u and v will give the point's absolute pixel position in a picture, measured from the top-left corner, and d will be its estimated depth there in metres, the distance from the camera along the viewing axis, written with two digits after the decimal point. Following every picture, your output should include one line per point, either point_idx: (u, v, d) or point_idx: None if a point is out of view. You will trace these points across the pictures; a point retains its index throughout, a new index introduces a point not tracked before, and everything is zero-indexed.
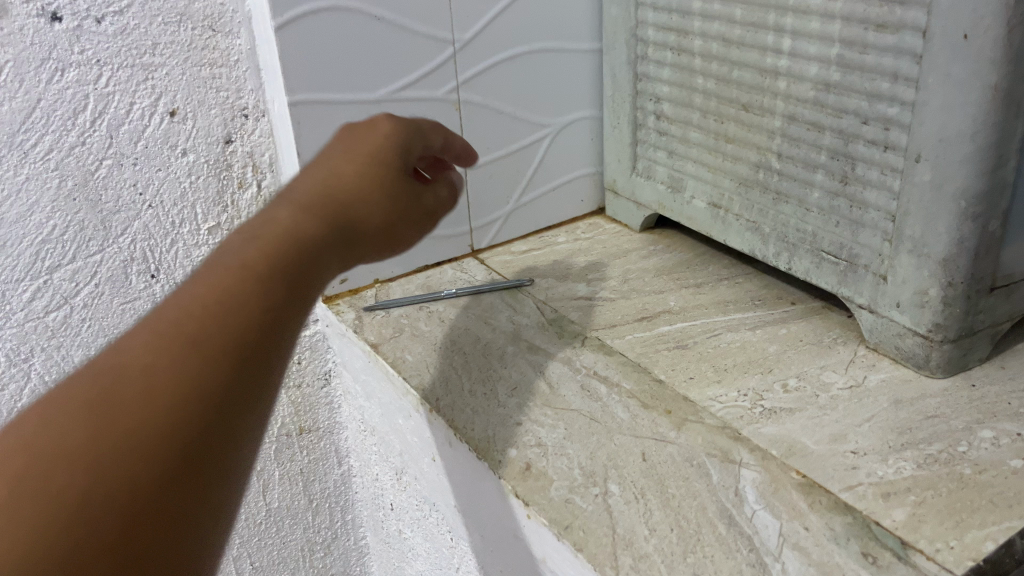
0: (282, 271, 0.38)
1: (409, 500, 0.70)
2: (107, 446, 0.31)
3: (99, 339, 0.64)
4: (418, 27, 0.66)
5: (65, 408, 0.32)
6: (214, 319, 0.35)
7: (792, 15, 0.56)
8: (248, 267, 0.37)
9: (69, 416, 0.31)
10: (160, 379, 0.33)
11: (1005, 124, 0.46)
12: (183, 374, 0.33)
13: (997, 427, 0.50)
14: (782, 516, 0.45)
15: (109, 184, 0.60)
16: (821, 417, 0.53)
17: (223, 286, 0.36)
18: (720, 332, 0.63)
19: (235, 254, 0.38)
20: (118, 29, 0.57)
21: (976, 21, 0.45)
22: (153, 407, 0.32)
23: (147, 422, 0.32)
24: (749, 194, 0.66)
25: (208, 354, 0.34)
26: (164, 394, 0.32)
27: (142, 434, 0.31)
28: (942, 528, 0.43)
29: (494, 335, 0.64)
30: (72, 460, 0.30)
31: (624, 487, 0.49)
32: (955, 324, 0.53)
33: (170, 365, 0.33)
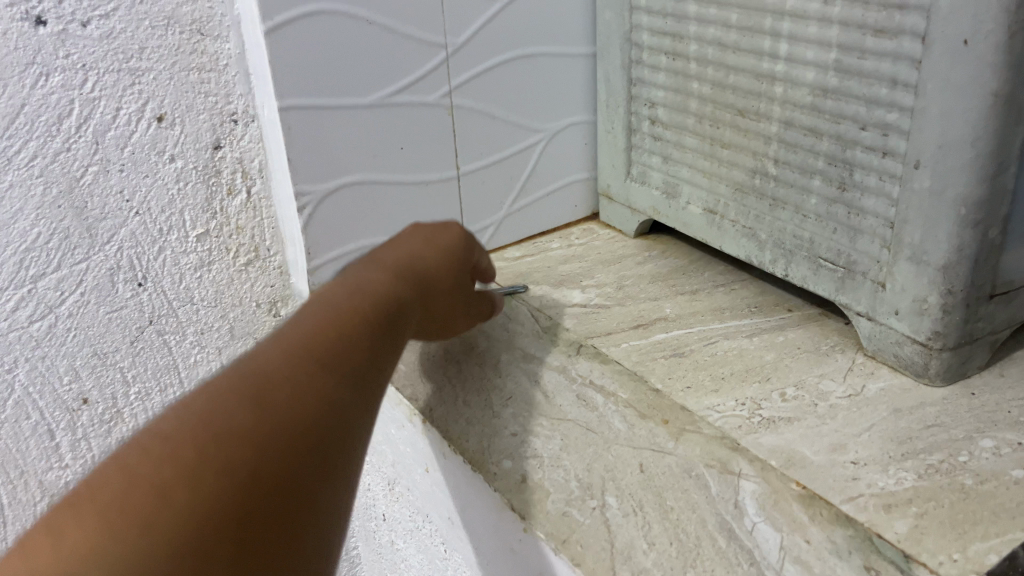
0: (376, 326, 0.46)
1: (402, 511, 0.69)
2: (215, 462, 0.36)
3: (85, 348, 0.63)
4: (411, 31, 0.65)
5: (231, 396, 0.38)
6: (307, 374, 0.41)
7: (788, 20, 0.56)
8: (359, 314, 0.45)
9: (235, 401, 0.38)
10: (304, 390, 0.40)
11: (1005, 131, 0.46)
12: (280, 416, 0.39)
13: (998, 436, 0.50)
14: (783, 528, 0.45)
15: (95, 191, 0.59)
16: (820, 426, 0.52)
17: (339, 328, 0.44)
18: (716, 340, 0.62)
19: (346, 302, 0.45)
20: (104, 33, 0.56)
21: (976, 27, 0.44)
22: (301, 410, 0.40)
23: (291, 422, 0.39)
24: (745, 200, 0.65)
25: (299, 402, 0.40)
26: (269, 427, 0.38)
27: (251, 453, 0.37)
28: (945, 540, 0.42)
29: (488, 343, 0.64)
30: (243, 437, 0.37)
31: (622, 500, 0.48)
32: (954, 332, 0.52)
33: (307, 380, 0.41)
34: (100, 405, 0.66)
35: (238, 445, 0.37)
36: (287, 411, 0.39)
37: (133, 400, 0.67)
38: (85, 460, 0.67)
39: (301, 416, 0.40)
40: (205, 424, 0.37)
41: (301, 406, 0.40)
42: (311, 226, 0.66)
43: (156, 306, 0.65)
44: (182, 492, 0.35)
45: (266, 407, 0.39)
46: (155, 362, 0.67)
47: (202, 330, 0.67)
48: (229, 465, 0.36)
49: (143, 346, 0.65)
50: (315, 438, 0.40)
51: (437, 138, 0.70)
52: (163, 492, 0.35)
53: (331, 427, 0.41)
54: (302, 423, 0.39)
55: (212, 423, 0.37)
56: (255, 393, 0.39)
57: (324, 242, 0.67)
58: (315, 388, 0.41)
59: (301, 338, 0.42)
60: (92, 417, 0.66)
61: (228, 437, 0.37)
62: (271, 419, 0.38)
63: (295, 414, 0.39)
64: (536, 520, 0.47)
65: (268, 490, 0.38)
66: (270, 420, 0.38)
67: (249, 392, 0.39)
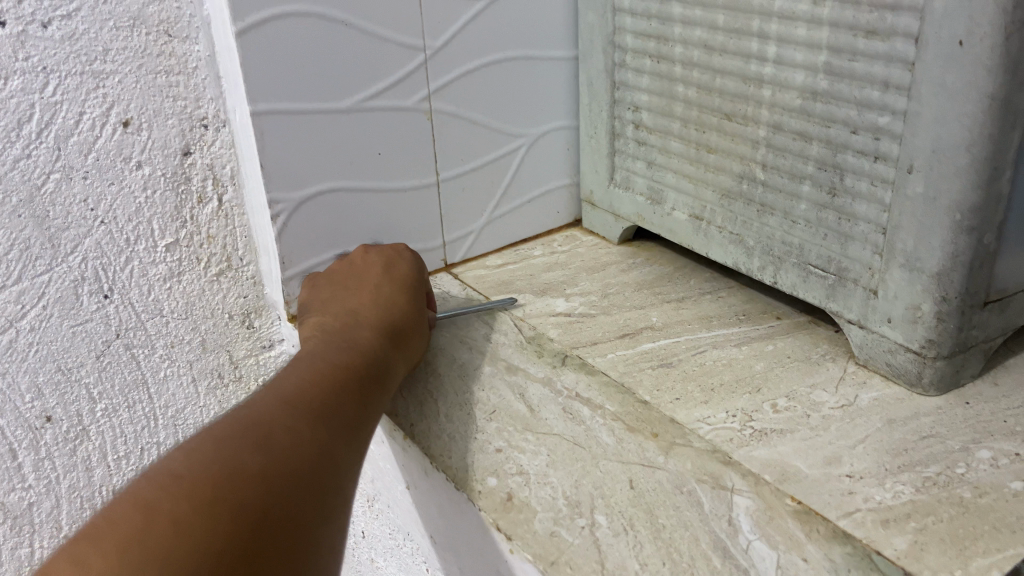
0: (356, 367, 0.49)
1: (382, 528, 0.67)
2: (232, 495, 0.37)
3: (48, 364, 0.60)
4: (388, 32, 0.63)
5: (226, 437, 0.40)
6: (304, 418, 0.43)
7: (777, 21, 0.54)
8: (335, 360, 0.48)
9: (231, 440, 0.39)
10: (295, 423, 0.42)
11: (1001, 135, 0.45)
12: (288, 452, 0.40)
13: (995, 447, 0.49)
14: (780, 547, 0.43)
15: (57, 200, 0.57)
16: (814, 439, 0.51)
17: (320, 373, 0.47)
18: (704, 349, 0.61)
19: (321, 356, 0.49)
20: (66, 34, 0.54)
21: (971, 28, 0.43)
22: (296, 440, 0.41)
23: (290, 449, 0.40)
24: (732, 206, 0.64)
25: (303, 442, 0.41)
26: (278, 460, 0.39)
27: (258, 486, 0.38)
28: (945, 558, 0.41)
29: (470, 354, 0.62)
30: (246, 469, 0.38)
31: (612, 518, 0.46)
32: (948, 341, 0.51)
33: (298, 417, 0.43)
34: (65, 423, 0.63)
35: (253, 478, 0.38)
36: (292, 449, 0.40)
37: (99, 417, 0.64)
38: (48, 479, 0.64)
39: (307, 451, 0.41)
40: (216, 461, 0.38)
41: (304, 444, 0.41)
42: (286, 234, 0.64)
43: (123, 319, 0.62)
44: (201, 522, 0.35)
45: (273, 446, 0.40)
46: (123, 378, 0.64)
47: (172, 343, 0.65)
48: (247, 496, 0.37)
49: (110, 361, 0.63)
50: (321, 477, 0.41)
51: (415, 144, 0.68)
52: (183, 525, 0.35)
53: (334, 468, 0.42)
54: (303, 457, 0.41)
55: (223, 461, 0.38)
56: (261, 434, 0.40)
57: (298, 251, 0.65)
58: (315, 430, 0.42)
59: (293, 389, 0.45)
60: (56, 436, 0.63)
61: (241, 471, 0.38)
62: (273, 450, 0.40)
63: (300, 451, 0.41)
64: (523, 540, 0.46)
65: (287, 520, 0.38)
66: (279, 456, 0.40)
67: (254, 432, 0.40)
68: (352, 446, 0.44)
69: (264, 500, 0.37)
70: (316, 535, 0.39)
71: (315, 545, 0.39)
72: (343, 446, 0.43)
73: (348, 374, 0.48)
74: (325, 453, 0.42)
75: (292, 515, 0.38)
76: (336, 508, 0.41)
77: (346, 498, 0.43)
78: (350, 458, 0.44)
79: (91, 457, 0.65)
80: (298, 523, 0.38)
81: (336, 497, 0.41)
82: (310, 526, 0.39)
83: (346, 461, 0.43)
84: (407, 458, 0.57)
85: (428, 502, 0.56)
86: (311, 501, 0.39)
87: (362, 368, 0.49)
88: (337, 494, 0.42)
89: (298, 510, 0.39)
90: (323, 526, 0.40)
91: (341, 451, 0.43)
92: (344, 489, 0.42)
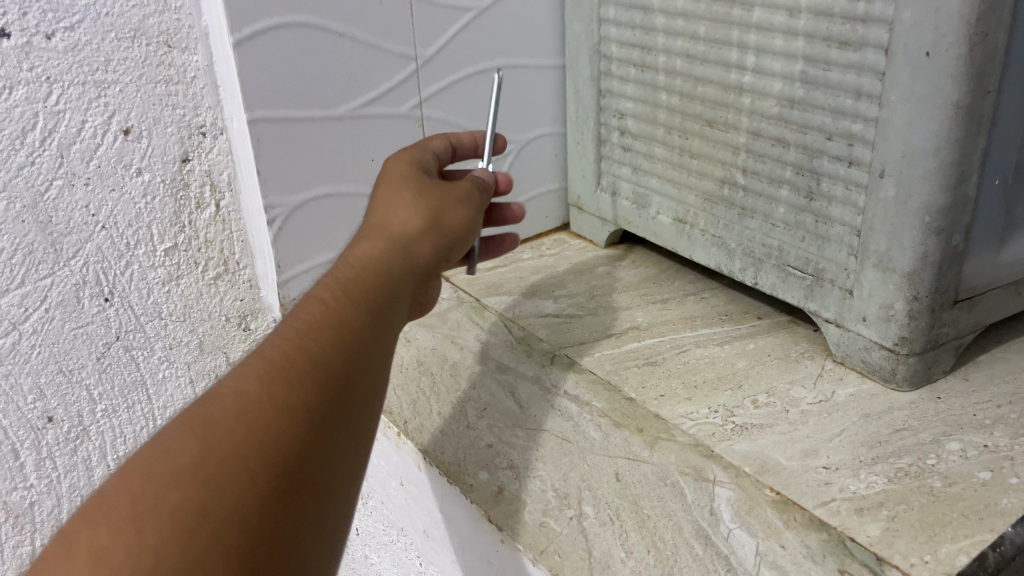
0: (348, 316, 0.38)
1: (375, 525, 0.68)
2: (158, 507, 0.31)
3: (50, 366, 0.62)
4: (381, 42, 0.65)
5: (176, 433, 0.34)
6: (269, 374, 0.35)
7: (755, 32, 0.57)
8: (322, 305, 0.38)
9: (178, 438, 0.33)
10: (264, 395, 0.34)
11: (967, 140, 0.47)
12: (239, 429, 0.33)
13: (965, 439, 0.51)
14: (759, 534, 0.45)
15: (59, 206, 0.58)
16: (792, 433, 0.53)
17: (301, 330, 0.37)
18: (688, 348, 0.63)
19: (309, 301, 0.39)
20: (69, 45, 0.56)
21: (938, 39, 0.45)
22: (260, 419, 0.34)
23: (250, 437, 0.33)
24: (714, 209, 0.66)
25: (263, 406, 0.34)
26: (229, 456, 0.33)
27: (196, 498, 0.32)
28: (916, 543, 0.43)
29: (462, 354, 0.64)
30: (185, 477, 0.32)
31: (599, 509, 0.48)
32: (920, 337, 0.53)
33: (269, 385, 0.35)
34: (66, 423, 0.64)
35: (184, 481, 0.32)
36: (246, 422, 0.34)
37: (100, 417, 0.65)
38: (50, 479, 0.65)
39: (270, 424, 0.34)
40: (140, 467, 0.32)
41: (272, 419, 0.34)
42: (281, 238, 0.66)
43: (123, 322, 0.63)
44: (123, 551, 0.30)
45: (217, 428, 0.33)
46: (122, 379, 0.65)
47: (171, 345, 0.66)
48: (175, 505, 0.31)
49: (110, 363, 0.64)
50: (292, 447, 0.34)
51: None
52: (103, 558, 0.30)
53: (314, 427, 0.35)
54: (268, 441, 0.33)
55: (151, 464, 0.32)
56: (204, 416, 0.34)
57: (293, 254, 0.67)
58: (285, 386, 0.35)
59: (279, 344, 0.37)
60: (57, 436, 0.64)
61: (179, 480, 0.32)
62: (225, 443, 0.33)
63: (259, 422, 0.34)
64: (513, 530, 0.47)
65: (239, 520, 0.32)
66: (224, 439, 0.33)
67: (210, 420, 0.34)
68: (349, 390, 0.37)
69: (200, 504, 0.31)
70: (290, 523, 0.33)
71: (293, 534, 0.33)
72: (331, 394, 0.36)
73: (340, 287, 0.39)
74: (303, 423, 0.34)
75: (246, 510, 0.32)
76: (320, 480, 0.35)
77: (344, 458, 0.36)
78: (344, 407, 0.36)
79: (92, 457, 0.66)
80: (258, 517, 0.32)
81: (322, 466, 0.35)
82: (279, 516, 0.33)
83: (337, 412, 0.36)
84: (401, 455, 0.59)
85: (420, 498, 0.58)
86: (277, 486, 0.33)
87: (354, 316, 0.38)
88: (321, 460, 0.35)
89: (257, 502, 0.32)
90: (301, 506, 0.34)
91: (327, 403, 0.36)
92: (337, 448, 0.36)
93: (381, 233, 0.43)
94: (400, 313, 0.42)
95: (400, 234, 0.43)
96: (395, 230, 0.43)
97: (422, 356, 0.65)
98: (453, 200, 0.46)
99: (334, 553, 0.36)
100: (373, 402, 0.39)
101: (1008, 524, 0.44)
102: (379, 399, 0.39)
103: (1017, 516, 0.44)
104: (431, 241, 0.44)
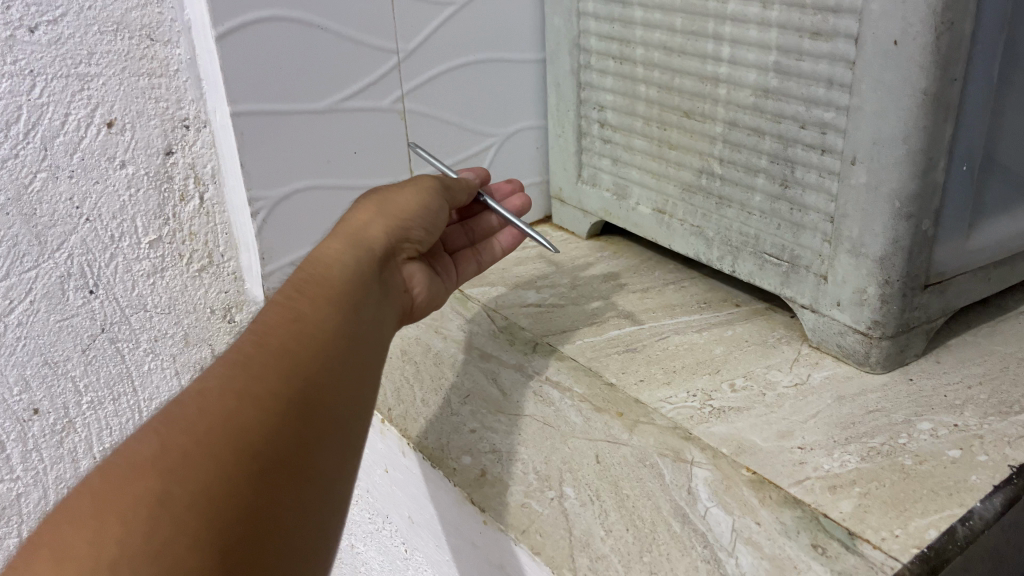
0: (305, 312, 0.40)
1: (360, 514, 0.69)
2: (122, 501, 0.32)
3: (35, 358, 0.62)
4: (363, 36, 0.66)
5: (141, 436, 0.35)
6: (230, 370, 0.37)
7: (730, 24, 0.58)
8: (281, 309, 0.40)
9: (143, 438, 0.35)
10: (223, 390, 0.36)
11: (934, 127, 0.48)
12: (200, 422, 0.35)
13: (935, 419, 0.52)
14: (734, 512, 0.46)
15: (43, 199, 0.59)
16: (768, 415, 0.54)
17: (259, 335, 0.39)
18: (667, 335, 0.64)
19: (269, 310, 0.41)
20: (52, 38, 0.56)
21: (905, 29, 0.46)
22: (220, 410, 0.35)
23: (210, 426, 0.34)
24: (693, 199, 0.67)
25: (225, 397, 0.36)
26: (190, 446, 0.34)
27: (159, 486, 0.32)
28: (886, 518, 0.44)
29: (445, 344, 0.65)
30: (148, 468, 0.33)
31: (579, 490, 0.49)
32: (892, 321, 0.54)
33: (227, 381, 0.36)
34: (52, 415, 0.64)
35: (146, 474, 0.33)
36: (207, 413, 0.35)
37: (85, 409, 0.66)
38: (36, 471, 0.66)
39: (230, 413, 0.35)
40: (105, 471, 0.34)
41: (233, 408, 0.35)
42: (266, 230, 0.67)
43: (108, 314, 0.64)
44: (89, 542, 0.31)
45: (180, 423, 0.35)
46: (108, 371, 0.66)
47: (156, 337, 0.67)
48: (139, 496, 0.32)
49: (96, 355, 0.65)
50: (259, 430, 0.35)
51: (389, 143, 0.71)
52: (70, 551, 0.31)
53: (282, 411, 0.36)
54: (230, 429, 0.34)
55: (114, 466, 0.34)
56: (168, 418, 0.35)
57: (276, 246, 0.68)
58: (246, 378, 0.36)
59: (239, 349, 0.38)
60: (43, 428, 0.64)
61: (142, 472, 0.33)
62: (186, 435, 0.34)
63: (220, 412, 0.35)
64: (495, 512, 0.48)
65: (206, 502, 0.32)
66: (187, 432, 0.34)
67: (172, 421, 0.35)
68: (317, 374, 0.38)
69: (163, 492, 0.32)
70: (267, 507, 0.34)
71: (271, 516, 0.34)
72: (294, 379, 0.37)
73: (297, 283, 0.42)
74: (265, 409, 0.36)
75: (212, 492, 0.33)
76: (297, 464, 0.36)
77: (324, 444, 0.37)
78: (315, 391, 0.38)
79: (78, 449, 0.67)
80: (228, 500, 0.33)
81: (296, 449, 0.36)
82: (251, 498, 0.34)
83: (305, 397, 0.37)
84: (385, 442, 0.59)
85: (404, 484, 0.59)
86: (247, 467, 0.34)
87: (309, 312, 0.40)
88: (295, 443, 0.36)
89: (225, 484, 0.33)
90: (277, 489, 0.35)
91: (293, 387, 0.37)
92: (312, 432, 0.37)
93: (332, 234, 0.46)
94: (365, 299, 0.43)
95: (351, 229, 0.46)
96: (346, 227, 0.47)
97: (405, 346, 0.66)
98: (398, 193, 0.50)
99: (325, 540, 0.36)
100: (352, 388, 0.40)
101: (976, 499, 0.45)
102: (358, 384, 0.40)
103: (984, 492, 0.46)
104: (381, 226, 0.47)
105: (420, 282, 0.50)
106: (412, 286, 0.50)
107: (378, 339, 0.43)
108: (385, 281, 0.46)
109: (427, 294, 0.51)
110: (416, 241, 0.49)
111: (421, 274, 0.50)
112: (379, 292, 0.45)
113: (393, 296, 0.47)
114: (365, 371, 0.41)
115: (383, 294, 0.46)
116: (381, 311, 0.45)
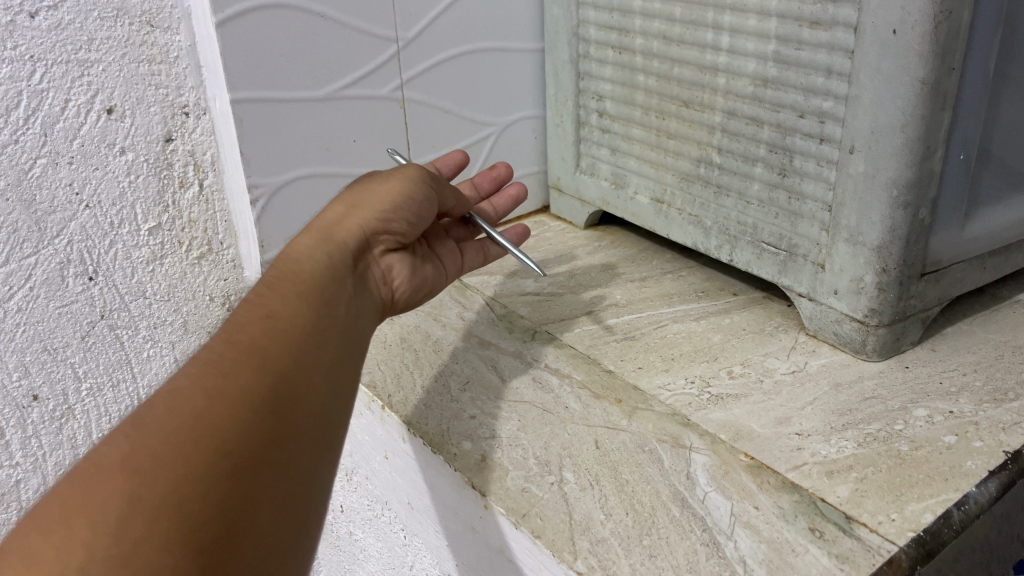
0: (277, 310, 0.40)
1: (359, 501, 0.69)
2: (91, 505, 0.32)
3: (35, 345, 0.62)
4: (362, 24, 0.66)
5: (112, 438, 0.35)
6: (200, 371, 0.37)
7: (729, 13, 0.58)
8: (253, 308, 0.40)
9: (114, 440, 0.35)
10: (192, 390, 0.36)
11: (932, 116, 0.48)
12: (170, 422, 0.35)
13: (932, 406, 0.53)
14: (732, 497, 0.47)
15: (42, 184, 0.59)
16: (766, 401, 0.54)
17: (230, 335, 0.39)
18: (665, 323, 0.65)
19: (240, 310, 0.41)
20: (52, 23, 0.56)
21: (904, 18, 0.47)
22: (189, 409, 0.35)
23: (180, 426, 0.35)
24: (691, 188, 0.67)
25: (195, 396, 0.36)
26: (160, 448, 0.34)
27: (129, 490, 0.33)
28: (883, 502, 0.45)
29: (445, 332, 0.65)
30: (117, 470, 0.33)
31: (579, 475, 0.49)
32: (889, 310, 0.55)
33: (195, 381, 0.37)
34: (51, 401, 0.65)
35: (115, 476, 0.33)
36: (178, 412, 0.35)
37: (85, 395, 0.66)
38: (36, 457, 0.66)
39: (200, 413, 0.35)
40: (74, 475, 0.34)
41: (201, 408, 0.35)
42: (264, 218, 0.67)
43: (107, 301, 0.64)
44: (59, 547, 0.31)
45: (149, 425, 0.35)
46: (107, 357, 0.66)
47: (156, 324, 0.67)
48: (107, 500, 0.32)
49: (96, 341, 0.65)
50: (231, 428, 0.35)
51: (388, 130, 0.71)
52: (40, 554, 0.31)
53: (255, 408, 0.36)
54: (201, 428, 0.35)
55: (83, 470, 0.34)
56: (138, 419, 0.36)
57: (274, 234, 0.68)
58: (217, 376, 0.37)
59: (210, 350, 0.39)
60: (43, 414, 0.65)
61: (111, 476, 0.33)
62: (156, 437, 0.34)
63: (192, 411, 0.35)
64: (495, 495, 0.48)
65: (178, 503, 0.33)
66: (156, 434, 0.34)
67: (141, 423, 0.35)
68: (290, 371, 0.38)
69: (132, 494, 0.33)
70: (241, 505, 0.34)
71: (245, 514, 0.34)
72: (266, 376, 0.37)
73: (270, 282, 0.42)
74: (235, 407, 0.36)
75: (185, 492, 0.33)
76: (272, 461, 0.36)
77: (299, 440, 0.37)
78: (288, 388, 0.38)
79: (77, 435, 0.67)
80: (200, 500, 0.33)
81: (270, 445, 0.36)
82: (226, 496, 0.34)
83: (278, 394, 0.37)
84: (385, 429, 0.59)
85: (406, 471, 0.59)
86: (219, 467, 0.34)
87: (281, 311, 0.40)
88: (268, 440, 0.36)
89: (196, 483, 0.33)
90: (250, 485, 0.35)
91: (265, 385, 0.37)
92: (286, 429, 0.37)
93: (306, 228, 0.46)
94: (340, 295, 0.43)
95: (324, 224, 0.46)
96: (319, 222, 0.46)
97: (404, 334, 0.66)
98: (376, 184, 0.49)
99: (304, 536, 0.37)
100: (327, 384, 0.40)
101: (972, 484, 0.46)
102: (334, 379, 0.40)
103: (979, 477, 0.46)
104: (354, 219, 0.47)
105: (400, 274, 0.50)
106: (391, 278, 0.50)
107: (354, 334, 0.43)
108: (358, 277, 0.47)
109: (407, 286, 0.51)
110: (394, 233, 0.49)
111: (400, 266, 0.50)
112: (353, 287, 0.45)
113: (368, 290, 0.47)
114: (341, 367, 0.41)
115: (358, 288, 0.46)
116: (358, 306, 0.45)
